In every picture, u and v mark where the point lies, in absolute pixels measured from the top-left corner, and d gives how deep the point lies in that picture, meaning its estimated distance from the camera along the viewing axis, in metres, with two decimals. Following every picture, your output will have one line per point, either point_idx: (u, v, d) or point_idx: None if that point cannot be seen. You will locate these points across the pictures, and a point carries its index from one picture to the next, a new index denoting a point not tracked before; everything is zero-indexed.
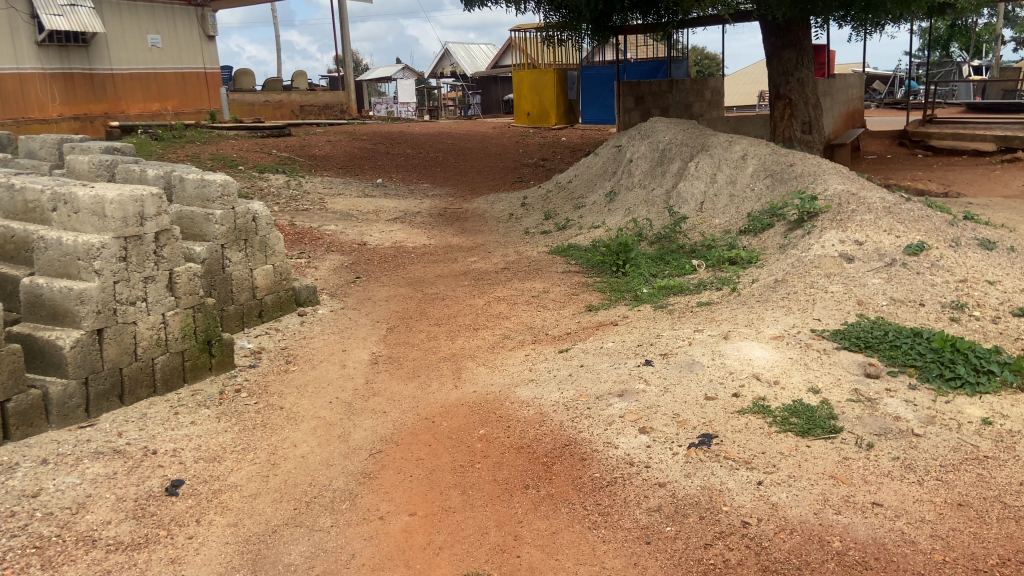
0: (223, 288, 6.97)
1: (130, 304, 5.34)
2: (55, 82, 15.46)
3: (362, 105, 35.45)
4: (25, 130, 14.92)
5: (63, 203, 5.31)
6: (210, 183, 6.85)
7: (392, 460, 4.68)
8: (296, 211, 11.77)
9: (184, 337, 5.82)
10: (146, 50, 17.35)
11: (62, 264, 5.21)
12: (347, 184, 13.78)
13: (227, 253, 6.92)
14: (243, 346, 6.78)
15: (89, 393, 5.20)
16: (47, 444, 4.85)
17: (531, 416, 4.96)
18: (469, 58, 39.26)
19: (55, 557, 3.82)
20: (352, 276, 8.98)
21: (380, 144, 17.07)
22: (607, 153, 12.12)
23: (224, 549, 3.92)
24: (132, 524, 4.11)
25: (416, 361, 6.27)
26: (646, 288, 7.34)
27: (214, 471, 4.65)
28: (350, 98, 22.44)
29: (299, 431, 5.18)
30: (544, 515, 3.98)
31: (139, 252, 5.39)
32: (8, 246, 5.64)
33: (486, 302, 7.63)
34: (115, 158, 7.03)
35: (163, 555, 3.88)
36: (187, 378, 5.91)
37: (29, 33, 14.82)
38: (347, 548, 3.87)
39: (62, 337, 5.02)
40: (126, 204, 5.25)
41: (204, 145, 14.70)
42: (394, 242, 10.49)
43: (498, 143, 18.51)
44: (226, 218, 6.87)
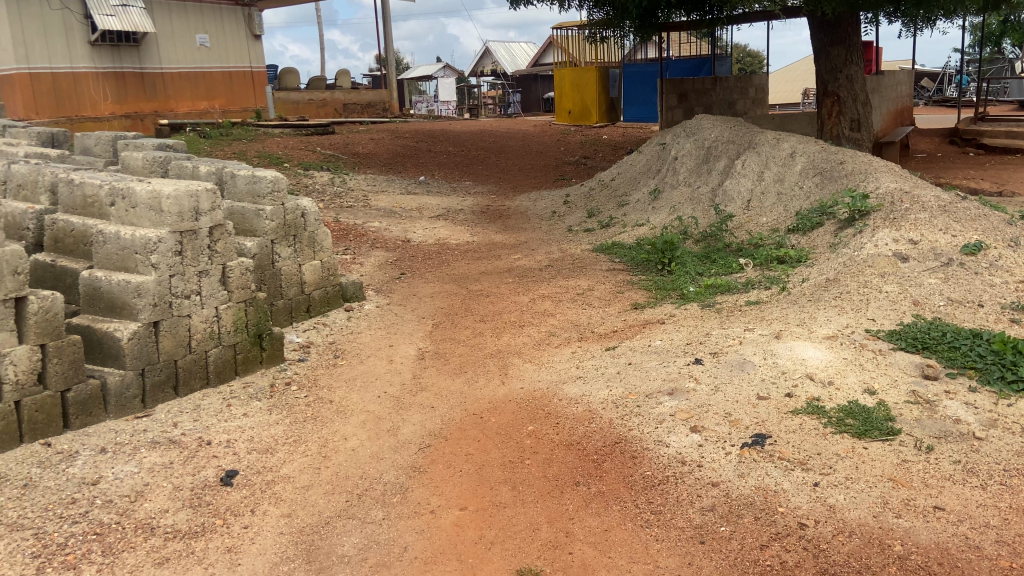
0: (273, 282, 7.07)
1: (185, 298, 5.45)
2: (107, 81, 15.75)
3: (404, 104, 35.68)
4: (80, 128, 15.19)
5: (121, 198, 5.46)
6: (261, 179, 6.97)
7: (441, 454, 4.71)
8: (341, 208, 11.93)
9: (236, 331, 5.92)
10: (196, 51, 17.60)
11: (120, 258, 5.34)
12: (390, 182, 13.90)
13: (277, 249, 7.02)
14: (292, 340, 6.88)
15: (146, 383, 5.33)
16: (106, 434, 4.98)
17: (580, 413, 4.94)
18: (510, 57, 39.24)
19: (115, 544, 3.90)
20: (396, 273, 9.04)
21: (422, 141, 17.16)
22: (651, 151, 12.03)
23: (278, 539, 3.97)
24: (190, 512, 4.19)
25: (462, 357, 6.29)
26: (692, 286, 7.27)
27: (267, 462, 4.73)
28: (392, 97, 22.62)
29: (349, 424, 5.23)
30: (595, 512, 3.96)
31: (195, 246, 5.50)
32: (68, 240, 5.82)
33: (531, 300, 7.62)
34: (168, 155, 7.18)
35: (219, 544, 3.94)
36: (239, 371, 6.01)
37: (83, 34, 15.11)
38: (399, 541, 3.90)
39: (120, 329, 5.15)
40: (182, 199, 5.35)
41: (250, 143, 14.93)
42: (438, 239, 10.56)
43: (539, 141, 18.49)
44: (276, 214, 6.96)
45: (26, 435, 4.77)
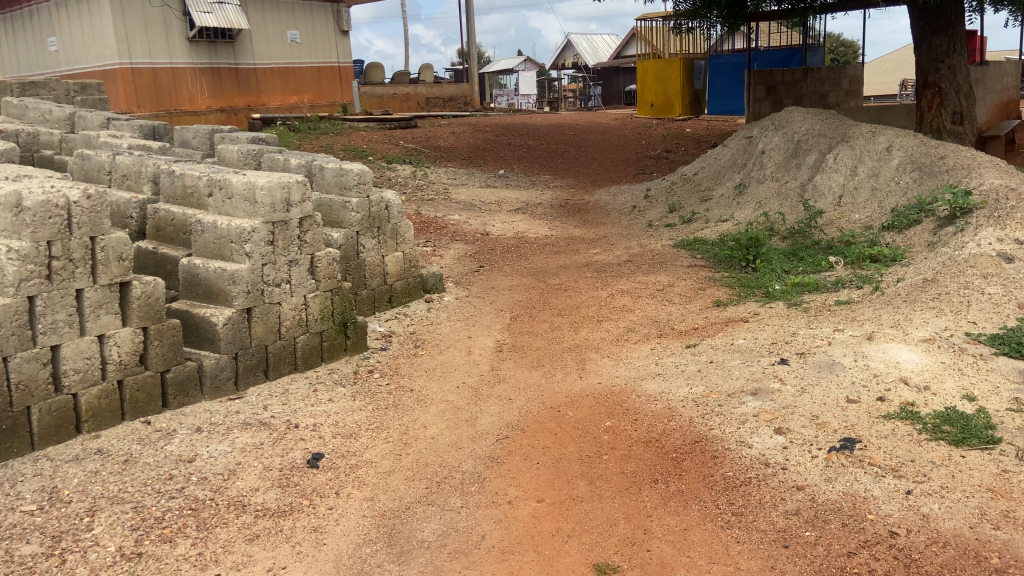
0: (357, 273, 7.26)
1: (276, 286, 5.67)
2: (203, 77, 15.71)
3: (484, 97, 35.97)
4: (178, 122, 15.18)
5: (218, 189, 5.69)
6: (347, 172, 7.15)
7: (518, 446, 4.75)
8: (422, 200, 12.13)
9: (323, 319, 6.11)
10: (286, 46, 17.48)
11: (216, 247, 5.59)
12: (470, 175, 14.03)
13: (362, 240, 7.20)
14: (375, 329, 7.05)
15: (238, 367, 5.57)
16: (201, 414, 5.23)
17: (659, 410, 4.89)
18: (592, 49, 38.95)
19: (209, 519, 4.10)
20: (475, 265, 9.14)
21: (503, 135, 17.24)
22: (737, 145, 11.74)
23: (361, 522, 4.09)
24: (278, 492, 4.36)
25: (540, 350, 6.31)
26: (778, 284, 7.08)
27: (351, 447, 4.87)
28: (473, 91, 22.81)
29: (429, 413, 5.33)
30: (674, 511, 3.92)
31: (286, 236, 5.69)
32: (169, 228, 6.12)
33: (610, 295, 7.57)
34: (261, 148, 7.44)
35: (305, 523, 4.09)
36: (325, 358, 6.20)
37: (181, 30, 15.12)
38: (477, 529, 3.95)
39: (216, 314, 5.40)
40: (275, 190, 5.54)
41: (337, 136, 15.34)
42: (517, 232, 10.60)
43: (621, 134, 18.31)
44: (361, 206, 7.14)
45: (129, 413, 5.06)
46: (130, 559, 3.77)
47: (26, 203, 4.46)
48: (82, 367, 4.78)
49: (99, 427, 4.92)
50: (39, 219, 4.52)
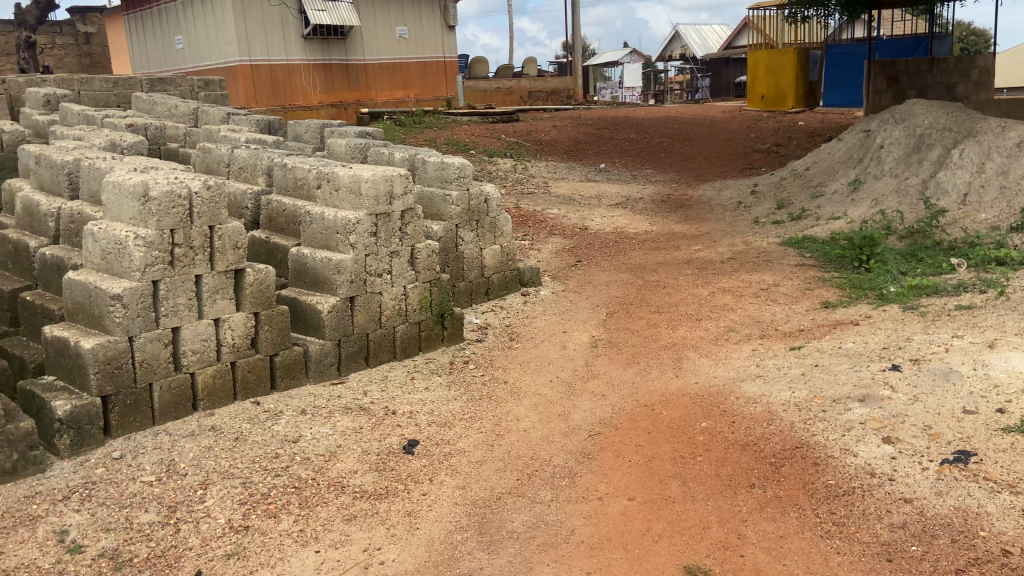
0: (456, 265, 7.38)
1: (378, 276, 5.85)
2: (316, 73, 16.33)
3: (588, 91, 35.79)
4: (292, 116, 15.85)
5: (326, 182, 5.92)
6: (449, 166, 7.27)
7: (611, 443, 4.72)
8: (522, 194, 12.23)
9: (422, 310, 6.26)
10: (394, 41, 17.81)
11: (323, 237, 5.81)
12: (571, 169, 14.01)
13: (461, 233, 7.32)
14: (471, 321, 7.16)
15: (341, 353, 5.79)
16: (306, 397, 5.47)
17: (758, 414, 4.74)
18: (701, 40, 38.00)
19: (310, 498, 4.28)
20: (573, 260, 9.12)
21: (605, 129, 17.09)
22: (852, 140, 11.21)
23: (453, 509, 4.18)
24: (375, 475, 4.50)
25: (636, 347, 6.24)
26: (893, 287, 6.73)
27: (445, 435, 4.97)
28: (576, 84, 22.73)
29: (522, 406, 5.38)
30: (771, 517, 3.80)
31: (388, 228, 5.86)
32: (280, 219, 6.42)
33: (711, 293, 7.39)
34: (367, 142, 7.67)
35: (400, 507, 4.21)
36: (422, 347, 6.36)
37: (297, 27, 15.78)
38: (566, 524, 3.96)
39: (321, 302, 5.63)
40: (379, 183, 5.71)
41: (441, 130, 15.63)
42: (616, 227, 10.51)
43: (727, 128, 17.81)
44: (461, 199, 7.25)
45: (240, 393, 5.35)
46: (238, 531, 3.99)
47: (153, 193, 4.78)
48: (199, 348, 5.09)
49: (213, 405, 5.23)
50: (164, 209, 4.82)
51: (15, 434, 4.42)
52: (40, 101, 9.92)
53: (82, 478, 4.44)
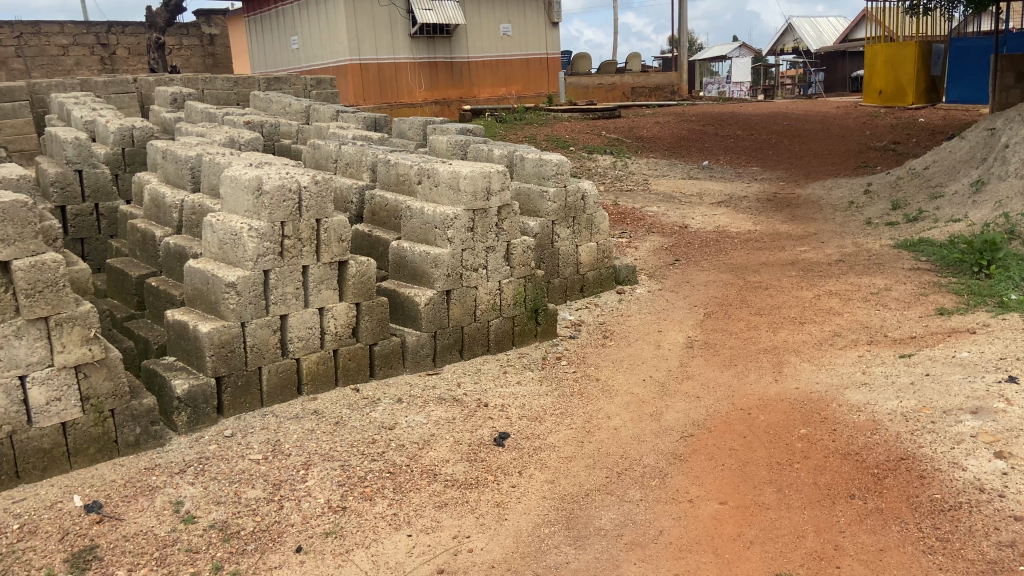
0: (551, 262, 7.43)
1: (474, 270, 5.97)
2: (422, 71, 16.69)
3: (694, 87, 35.13)
4: (397, 114, 16.29)
5: (427, 177, 6.07)
6: (547, 163, 7.30)
7: (704, 445, 4.64)
8: (621, 191, 12.14)
9: (516, 305, 6.33)
10: (498, 38, 17.95)
11: (422, 232, 5.97)
12: (672, 166, 13.79)
13: (557, 230, 7.35)
14: (565, 317, 7.18)
15: (437, 345, 5.94)
16: (402, 386, 5.66)
17: (861, 422, 4.57)
18: (815, 33, 36.49)
19: (404, 483, 4.42)
20: (671, 259, 8.99)
21: (709, 125, 16.71)
22: (976, 138, 10.54)
23: (542, 503, 4.22)
24: (466, 465, 4.61)
25: (734, 349, 6.11)
26: (1017, 294, 6.30)
27: (536, 430, 5.02)
28: (682, 79, 22.33)
29: (613, 404, 5.36)
30: (871, 529, 3.67)
31: (485, 224, 5.96)
32: (382, 213, 6.64)
33: (815, 296, 7.14)
34: (468, 139, 7.81)
35: (490, 497, 4.29)
36: (515, 342, 6.44)
37: (405, 27, 16.18)
38: (655, 524, 3.94)
39: (419, 295, 5.79)
40: (477, 179, 5.81)
41: (541, 127, 15.71)
42: (717, 226, 10.28)
43: (840, 124, 17.07)
44: (558, 196, 7.28)
45: (341, 379, 5.58)
46: (336, 511, 4.18)
47: (266, 186, 5.04)
48: (304, 335, 5.35)
49: (315, 390, 5.48)
50: (276, 202, 5.08)
51: (139, 409, 4.77)
52: (168, 99, 10.60)
53: (196, 453, 4.75)
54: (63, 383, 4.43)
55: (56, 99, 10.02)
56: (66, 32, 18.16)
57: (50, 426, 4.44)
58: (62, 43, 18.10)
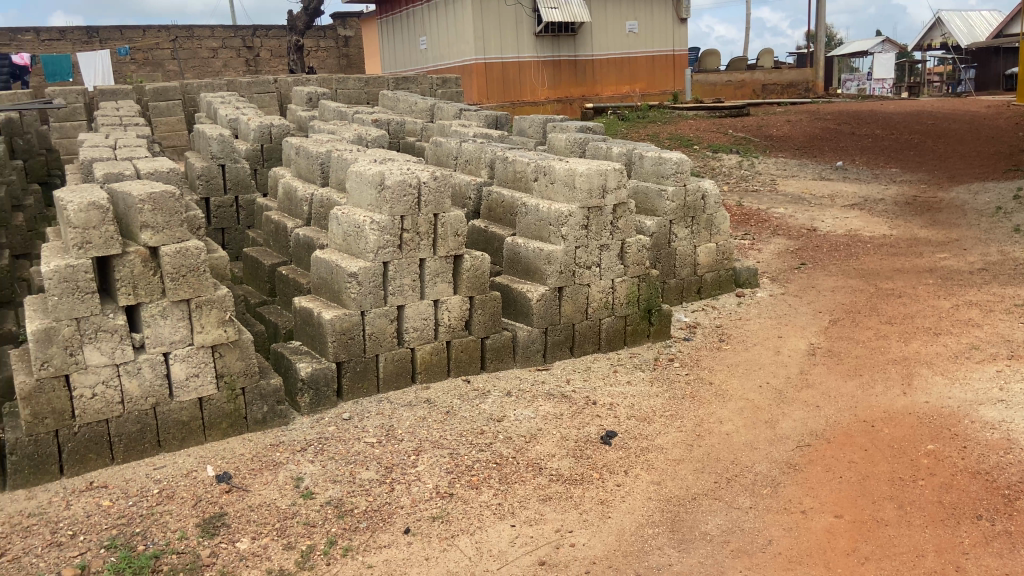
0: (668, 262, 7.30)
1: (587, 268, 5.97)
2: (546, 69, 16.77)
3: (830, 84, 33.65)
4: (519, 112, 16.46)
5: (543, 175, 6.12)
6: (666, 161, 7.17)
7: (821, 456, 4.45)
8: (746, 192, 11.79)
9: (629, 304, 6.28)
10: (624, 36, 17.66)
11: (537, 228, 6.03)
12: (802, 166, 13.22)
13: (674, 229, 7.22)
14: (680, 319, 7.05)
15: (548, 341, 5.99)
16: (512, 379, 5.74)
17: (995, 441, 4.29)
18: (968, 25, 33.94)
19: (510, 475, 4.49)
20: (797, 262, 8.64)
21: (844, 124, 15.90)
22: None
23: (646, 504, 4.18)
24: (572, 461, 4.62)
25: (859, 359, 5.81)
26: None
27: (644, 430, 4.97)
28: (817, 76, 21.34)
29: (726, 409, 5.22)
30: (998, 553, 3.47)
31: (599, 222, 5.94)
32: (499, 209, 6.75)
33: (954, 306, 6.67)
34: (587, 137, 7.81)
35: (594, 495, 4.29)
36: (627, 342, 6.39)
37: (530, 26, 16.31)
38: (764, 533, 3.82)
39: (531, 291, 5.86)
40: (593, 177, 5.80)
41: (664, 125, 15.46)
42: (849, 230, 9.78)
43: (992, 123, 15.82)
44: (677, 195, 7.14)
45: (453, 370, 5.73)
46: (443, 497, 4.30)
47: (388, 181, 5.24)
48: (420, 326, 5.52)
49: (428, 379, 5.65)
50: (396, 196, 5.27)
51: (267, 389, 5.08)
52: (305, 99, 11.19)
53: (316, 433, 5.02)
54: (200, 361, 4.79)
55: (205, 98, 10.80)
56: (217, 36, 19.54)
57: (188, 400, 4.81)
58: (213, 46, 19.49)
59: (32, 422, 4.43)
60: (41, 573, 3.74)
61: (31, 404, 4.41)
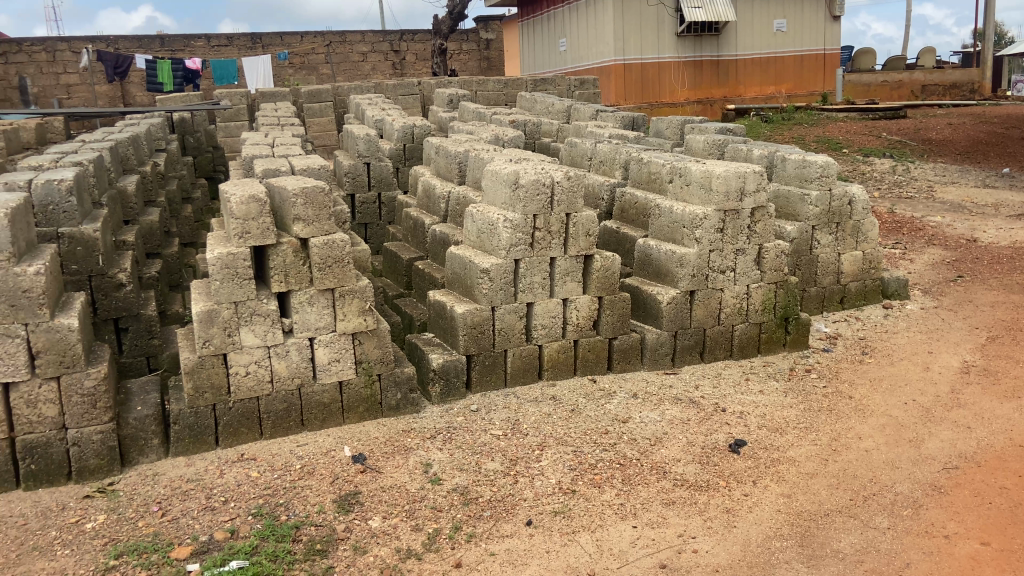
0: (809, 269, 6.99)
1: (721, 272, 5.82)
2: (687, 69, 16.42)
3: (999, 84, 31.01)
4: (657, 113, 16.24)
5: (679, 176, 6.03)
6: (810, 164, 6.86)
7: (969, 480, 4.23)
8: (898, 199, 11.09)
9: (764, 311, 6.08)
10: (771, 35, 16.98)
11: (670, 230, 5.95)
12: (964, 172, 12.26)
13: (817, 235, 6.90)
14: (820, 329, 6.74)
15: (677, 345, 5.90)
16: (639, 381, 5.71)
17: None
18: None
19: (633, 477, 4.47)
20: (953, 274, 8.05)
21: (1015, 126, 14.62)
22: None
23: (774, 515, 4.05)
24: (698, 467, 4.54)
25: (1019, 380, 5.37)
26: None
27: (775, 441, 4.80)
28: (985, 76, 19.69)
29: (866, 425, 4.95)
30: None
31: (736, 225, 5.79)
32: (632, 211, 6.71)
33: None
34: (727, 139, 7.63)
35: (720, 503, 4.19)
36: (761, 350, 6.19)
37: (672, 25, 16.01)
38: (901, 555, 3.65)
39: (662, 293, 5.79)
40: (731, 179, 5.66)
41: (811, 127, 14.78)
42: (1015, 241, 9.00)
43: None
44: (821, 200, 6.82)
45: (580, 369, 5.77)
46: (566, 493, 4.34)
47: (522, 180, 5.34)
48: (548, 324, 5.59)
49: (554, 376, 5.72)
50: (530, 196, 5.36)
51: (401, 377, 5.31)
52: (445, 100, 11.57)
53: (445, 422, 5.20)
54: (342, 347, 5.08)
55: (354, 100, 11.39)
56: (367, 40, 20.55)
57: (329, 383, 5.12)
58: (363, 50, 20.52)
59: (193, 396, 4.86)
60: (197, 533, 4.09)
61: (193, 378, 4.83)
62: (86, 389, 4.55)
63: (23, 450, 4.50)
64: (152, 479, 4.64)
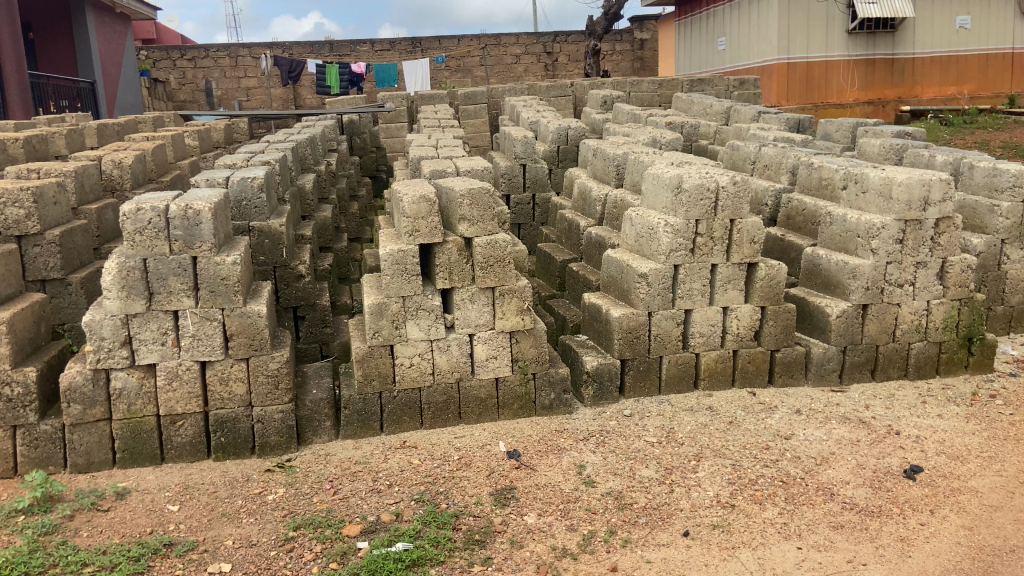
0: (996, 286, 6.43)
1: (898, 286, 5.47)
2: (858, 68, 15.49)
3: None
4: (822, 114, 15.41)
5: (854, 183, 5.71)
6: (1002, 172, 6.31)
7: None
8: None
9: (946, 329, 5.67)
10: (952, 32, 15.65)
11: (843, 239, 5.66)
12: None
13: (1008, 249, 6.33)
14: (1006, 352, 6.19)
15: (846, 360, 5.61)
16: (802, 397, 5.47)
17: None
18: None
19: (797, 496, 4.29)
20: None
21: None
22: None
23: (954, 548, 3.79)
24: (869, 492, 4.29)
25: None
26: None
27: (955, 469, 4.47)
28: None
29: None
30: None
31: (917, 236, 5.41)
32: (800, 218, 6.44)
33: None
34: (907, 143, 7.18)
35: (893, 530, 3.95)
36: (940, 371, 5.77)
37: (843, 23, 15.14)
38: None
39: (831, 306, 5.52)
40: (914, 187, 5.28)
41: (998, 131, 13.56)
42: None
43: None
44: (1015, 211, 6.24)
45: (738, 380, 5.61)
46: (725, 507, 4.23)
47: (686, 184, 5.25)
48: (706, 332, 5.48)
49: (711, 386, 5.59)
50: (693, 200, 5.26)
51: (555, 377, 5.38)
52: (599, 102, 11.57)
53: (599, 425, 5.21)
54: (500, 344, 5.22)
55: (509, 102, 11.62)
56: (521, 43, 20.91)
57: (487, 379, 5.27)
58: (517, 52, 20.90)
59: (363, 383, 5.15)
60: (366, 512, 4.34)
61: (363, 366, 5.11)
62: (271, 370, 4.93)
63: (215, 423, 4.94)
64: (324, 459, 4.97)
